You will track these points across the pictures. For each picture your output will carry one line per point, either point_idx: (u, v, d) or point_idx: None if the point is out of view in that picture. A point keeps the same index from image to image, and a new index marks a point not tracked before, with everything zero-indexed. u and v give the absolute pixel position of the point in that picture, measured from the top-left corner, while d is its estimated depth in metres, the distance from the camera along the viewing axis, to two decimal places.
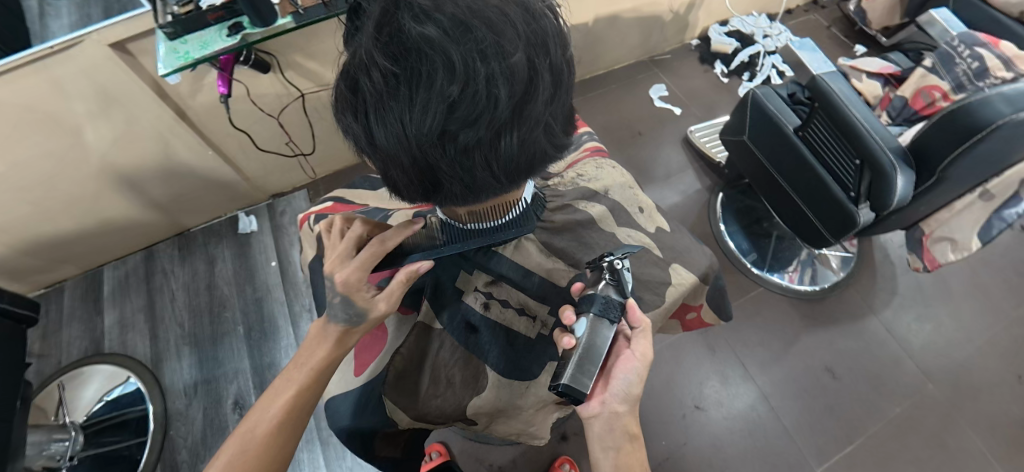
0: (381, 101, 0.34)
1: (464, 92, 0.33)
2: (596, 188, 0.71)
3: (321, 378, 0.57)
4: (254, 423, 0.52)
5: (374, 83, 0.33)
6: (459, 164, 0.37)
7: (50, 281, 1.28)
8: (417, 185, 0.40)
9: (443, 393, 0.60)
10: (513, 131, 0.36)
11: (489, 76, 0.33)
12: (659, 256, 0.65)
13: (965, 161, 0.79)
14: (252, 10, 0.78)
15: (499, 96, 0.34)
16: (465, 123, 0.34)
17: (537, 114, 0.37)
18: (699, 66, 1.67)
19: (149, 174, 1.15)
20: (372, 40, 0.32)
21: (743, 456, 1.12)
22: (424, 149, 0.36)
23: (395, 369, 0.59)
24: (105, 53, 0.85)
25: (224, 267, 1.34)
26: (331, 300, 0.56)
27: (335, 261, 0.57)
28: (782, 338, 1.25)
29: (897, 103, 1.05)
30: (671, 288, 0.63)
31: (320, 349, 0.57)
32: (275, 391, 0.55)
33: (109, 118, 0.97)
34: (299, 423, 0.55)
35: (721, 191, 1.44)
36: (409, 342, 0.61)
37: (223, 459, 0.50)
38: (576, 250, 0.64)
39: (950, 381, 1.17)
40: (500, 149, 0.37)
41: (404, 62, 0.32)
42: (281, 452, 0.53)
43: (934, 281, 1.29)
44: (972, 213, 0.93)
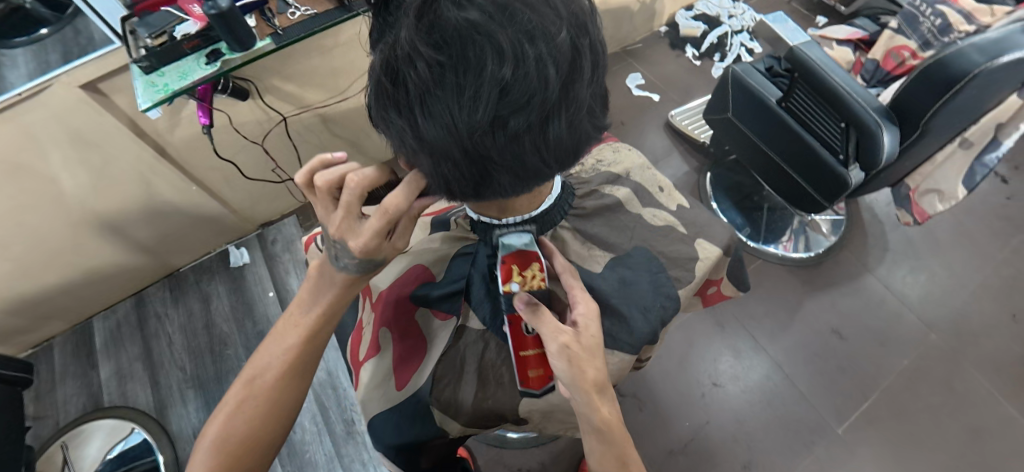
0: (428, 93, 0.33)
1: (514, 75, 0.32)
2: (617, 171, 0.72)
3: (326, 325, 0.56)
4: (263, 367, 0.54)
5: (420, 75, 0.32)
6: (510, 152, 0.36)
7: (37, 340, 1.23)
8: (465, 178, 0.39)
9: (493, 395, 0.59)
10: (561, 113, 0.36)
11: (538, 57, 0.32)
12: (684, 233, 0.67)
13: (944, 112, 0.81)
14: (229, 34, 0.71)
15: (549, 77, 0.33)
16: (516, 108, 0.34)
17: (581, 93, 0.36)
18: (671, 52, 1.70)
19: (132, 217, 1.11)
20: (415, 31, 0.32)
21: (766, 427, 1.14)
22: (475, 139, 0.35)
23: (439, 377, 0.59)
24: (76, 95, 0.81)
25: (220, 304, 1.30)
26: (346, 259, 0.51)
27: (341, 228, 0.48)
28: (786, 306, 1.27)
29: (868, 66, 1.08)
30: (700, 263, 0.65)
31: (320, 295, 0.56)
32: (281, 337, 0.56)
33: (87, 162, 0.93)
34: (307, 368, 0.56)
35: (708, 171, 1.47)
36: (451, 348, 0.61)
37: (236, 404, 0.53)
38: (609, 235, 0.65)
39: (950, 329, 1.21)
40: (548, 132, 0.37)
41: (450, 50, 0.31)
42: (292, 395, 0.55)
43: (922, 233, 1.34)
44: (954, 162, 0.97)
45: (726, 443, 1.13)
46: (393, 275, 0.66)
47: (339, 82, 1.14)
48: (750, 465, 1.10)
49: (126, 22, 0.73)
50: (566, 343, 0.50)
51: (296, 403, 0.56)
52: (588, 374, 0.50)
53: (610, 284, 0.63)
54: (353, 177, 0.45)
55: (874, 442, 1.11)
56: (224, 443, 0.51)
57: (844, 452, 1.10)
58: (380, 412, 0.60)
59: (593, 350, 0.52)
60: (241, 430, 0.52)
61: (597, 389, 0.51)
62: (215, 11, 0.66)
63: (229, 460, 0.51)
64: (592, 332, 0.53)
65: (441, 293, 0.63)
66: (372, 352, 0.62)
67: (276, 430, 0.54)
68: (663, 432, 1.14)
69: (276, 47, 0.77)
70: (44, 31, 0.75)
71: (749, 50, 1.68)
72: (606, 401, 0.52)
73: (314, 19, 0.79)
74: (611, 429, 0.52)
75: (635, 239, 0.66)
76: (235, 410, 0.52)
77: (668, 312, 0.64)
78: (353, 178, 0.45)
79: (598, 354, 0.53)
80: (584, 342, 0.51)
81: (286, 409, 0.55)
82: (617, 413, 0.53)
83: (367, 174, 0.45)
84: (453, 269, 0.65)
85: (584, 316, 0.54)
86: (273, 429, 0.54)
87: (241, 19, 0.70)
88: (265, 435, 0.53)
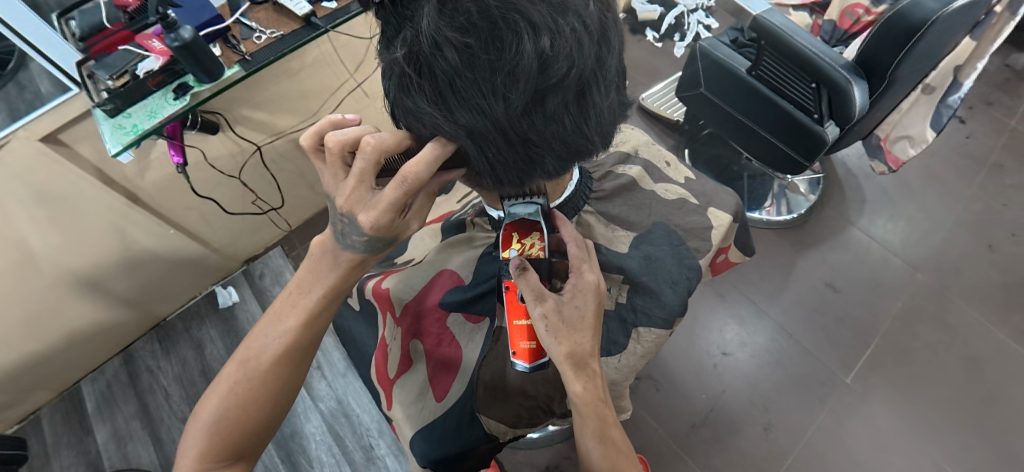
0: (463, 77, 0.34)
1: (551, 51, 0.33)
2: (626, 150, 0.73)
3: (328, 309, 0.54)
4: (259, 351, 0.52)
5: (452, 62, 0.33)
6: (549, 125, 0.38)
7: (24, 413, 1.16)
8: (506, 160, 0.40)
9: (539, 397, 0.60)
10: (594, 82, 0.37)
11: (569, 27, 0.33)
12: (696, 204, 0.69)
13: (909, 60, 0.84)
14: (197, 66, 0.65)
15: (582, 46, 0.34)
16: (554, 81, 0.34)
17: (610, 61, 0.38)
18: (632, 38, 1.73)
19: (110, 271, 1.06)
20: (441, 19, 0.32)
21: (779, 387, 1.16)
22: (514, 116, 0.36)
23: (485, 382, 0.58)
24: (37, 149, 0.76)
25: (215, 347, 1.25)
26: (355, 237, 0.48)
27: (350, 199, 0.45)
28: (779, 268, 1.30)
29: (827, 27, 1.13)
30: (715, 231, 0.68)
31: (323, 275, 0.53)
32: (279, 318, 0.53)
33: (56, 220, 0.88)
34: (304, 354, 0.54)
35: (686, 148, 1.50)
36: (491, 351, 0.59)
37: (230, 386, 0.51)
38: (629, 214, 0.67)
39: (935, 267, 1.27)
40: (583, 103, 0.38)
41: (480, 32, 0.32)
42: (288, 381, 0.53)
43: (895, 181, 1.40)
44: (920, 107, 1.03)
45: (743, 409, 1.15)
46: (423, 280, 0.65)
47: (311, 103, 1.11)
48: (769, 426, 1.12)
49: (82, 67, 0.64)
50: (545, 312, 0.46)
51: (292, 388, 0.54)
52: (565, 346, 0.46)
53: (636, 261, 0.65)
54: (368, 140, 0.41)
55: (882, 386, 1.15)
56: (216, 424, 0.49)
57: (856, 400, 1.13)
58: (418, 432, 0.58)
59: (576, 325, 0.47)
60: (234, 413, 0.50)
61: (572, 361, 0.47)
62: (178, 43, 0.61)
63: (222, 443, 0.49)
64: (579, 306, 0.48)
65: (473, 294, 0.63)
66: (404, 367, 0.61)
67: (271, 415, 0.52)
68: (681, 407, 1.15)
69: (246, 74, 0.71)
70: None
71: (706, 27, 1.71)
72: (582, 376, 0.48)
73: (282, 41, 0.74)
74: (585, 405, 0.49)
75: (653, 216, 0.68)
76: (228, 392, 0.50)
77: (686, 285, 0.65)
78: (368, 141, 0.41)
79: (585, 330, 0.48)
80: (567, 315, 0.47)
81: (281, 393, 0.53)
82: (595, 390, 0.49)
83: (384, 138, 0.42)
84: (480, 269, 0.64)
85: (575, 288, 0.48)
86: (267, 413, 0.52)
87: (206, 47, 0.65)
88: (258, 420, 0.51)
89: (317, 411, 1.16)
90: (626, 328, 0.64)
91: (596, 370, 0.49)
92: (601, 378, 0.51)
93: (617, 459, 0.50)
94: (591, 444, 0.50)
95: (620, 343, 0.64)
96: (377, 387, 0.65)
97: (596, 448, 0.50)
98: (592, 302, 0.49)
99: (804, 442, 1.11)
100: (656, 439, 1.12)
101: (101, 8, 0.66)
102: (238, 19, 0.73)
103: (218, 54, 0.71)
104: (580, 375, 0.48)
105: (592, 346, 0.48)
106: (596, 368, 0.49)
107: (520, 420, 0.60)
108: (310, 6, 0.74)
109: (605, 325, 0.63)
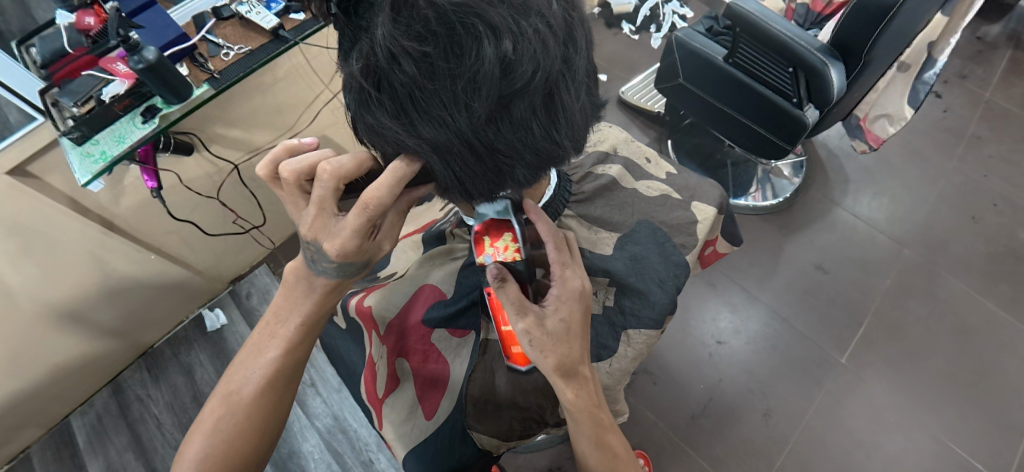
0: (422, 89, 0.33)
1: (515, 54, 0.32)
2: (605, 150, 0.72)
3: (308, 337, 0.53)
4: (240, 384, 0.51)
5: (411, 73, 0.32)
6: (516, 132, 0.37)
7: (13, 453, 1.13)
8: (476, 172, 0.39)
9: (531, 408, 0.59)
10: (562, 84, 0.36)
11: (532, 29, 0.32)
12: (679, 199, 0.69)
13: (884, 39, 0.85)
14: (164, 86, 0.63)
15: (546, 48, 0.33)
16: (519, 86, 0.33)
17: (578, 64, 0.37)
18: (608, 31, 1.73)
19: (91, 303, 1.03)
20: (397, 27, 0.31)
21: (776, 373, 1.16)
22: (478, 126, 0.35)
23: (473, 397, 0.57)
24: (5, 182, 0.74)
25: (205, 371, 1.23)
26: (325, 264, 0.47)
27: (313, 227, 0.45)
28: (769, 253, 1.31)
29: (800, 10, 1.11)
30: (700, 225, 0.67)
31: (300, 303, 0.52)
32: (258, 349, 0.52)
33: (30, 254, 0.85)
34: (287, 383, 0.53)
35: (668, 139, 1.50)
36: (479, 364, 0.59)
37: (214, 422, 0.49)
38: (611, 214, 0.67)
39: (921, 242, 1.28)
40: (552, 108, 0.37)
41: (439, 40, 0.31)
42: (273, 412, 0.52)
43: (876, 159, 1.41)
44: (896, 85, 1.04)
45: (742, 396, 1.15)
46: (404, 297, 0.64)
47: (286, 117, 1.09)
48: (769, 412, 1.12)
49: (45, 95, 0.62)
50: (528, 328, 0.45)
51: (279, 418, 0.53)
52: (552, 359, 0.45)
53: (623, 262, 0.64)
54: (325, 168, 0.41)
55: (876, 363, 1.15)
56: (203, 463, 0.48)
57: (852, 380, 1.14)
58: (410, 452, 0.57)
59: (562, 336, 0.46)
60: (219, 450, 0.49)
61: (561, 372, 0.46)
62: (142, 65, 0.59)
63: None
64: (564, 317, 0.46)
65: (455, 309, 0.61)
66: (392, 386, 0.60)
67: (259, 447, 0.51)
68: (680, 399, 1.15)
69: (216, 92, 0.70)
70: None
71: (681, 17, 1.72)
72: (573, 384, 0.47)
73: (251, 56, 0.72)
74: (580, 413, 0.48)
75: (637, 214, 0.67)
76: (213, 428, 0.49)
77: (672, 282, 0.65)
78: (324, 168, 0.41)
79: (572, 339, 0.46)
80: (552, 328, 0.45)
81: (267, 424, 0.51)
82: (588, 398, 0.48)
83: (342, 164, 0.42)
84: (461, 282, 0.63)
85: (557, 298, 0.47)
86: (255, 447, 0.51)
87: (171, 67, 0.63)
88: (246, 453, 0.50)
89: (314, 429, 1.14)
90: (616, 332, 0.63)
91: (588, 377, 0.49)
92: (594, 383, 0.50)
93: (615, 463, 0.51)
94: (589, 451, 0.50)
95: (611, 347, 0.63)
96: (368, 406, 0.64)
97: (593, 452, 0.50)
98: (578, 311, 0.47)
99: (804, 425, 1.11)
100: (657, 432, 1.12)
101: (62, 33, 0.63)
102: (204, 37, 0.71)
103: (185, 72, 0.69)
104: (572, 383, 0.47)
105: (581, 355, 0.46)
106: (587, 375, 0.48)
107: (513, 432, 0.59)
108: (277, 19, 0.72)
109: (595, 329, 0.63)
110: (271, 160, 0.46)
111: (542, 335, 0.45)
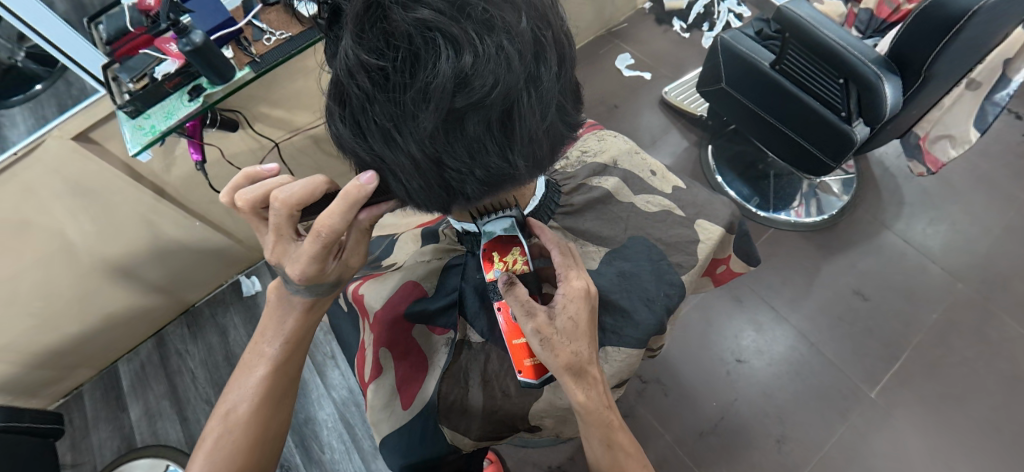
0: (377, 99, 0.34)
1: (470, 70, 0.32)
2: (605, 161, 0.71)
3: (295, 351, 0.57)
4: (235, 402, 0.54)
5: (368, 83, 0.33)
6: (469, 147, 0.36)
7: (67, 389, 1.25)
8: (427, 182, 0.40)
9: (505, 412, 0.61)
10: (525, 104, 0.36)
11: (494, 48, 0.32)
12: (682, 215, 0.67)
13: (948, 55, 0.77)
14: (209, 67, 0.68)
15: (506, 68, 0.33)
16: (473, 101, 0.33)
17: (547, 88, 0.37)
18: (658, 27, 1.67)
19: (141, 260, 1.12)
20: (360, 38, 0.32)
21: (796, 399, 1.11)
22: (427, 138, 0.35)
23: (444, 394, 0.59)
24: (70, 146, 0.81)
25: (238, 334, 1.33)
26: (296, 286, 0.52)
27: (275, 252, 0.49)
28: (804, 272, 1.24)
29: (863, 16, 1.04)
30: (702, 245, 0.65)
31: (288, 319, 0.56)
32: (248, 369, 0.56)
33: (90, 213, 0.94)
34: (279, 396, 0.57)
35: (709, 144, 1.44)
36: (453, 364, 0.61)
37: (214, 441, 0.53)
38: (602, 228, 0.66)
39: (978, 276, 1.18)
40: (510, 129, 0.37)
41: (397, 53, 0.32)
42: (268, 426, 0.56)
43: (937, 182, 1.30)
44: (963, 105, 0.94)
45: (756, 418, 1.10)
46: (391, 289, 0.65)
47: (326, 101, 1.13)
48: (783, 439, 1.08)
49: (108, 70, 0.68)
50: (538, 327, 0.47)
51: (274, 431, 0.57)
52: (562, 358, 0.48)
53: (609, 278, 0.63)
54: (276, 196, 0.43)
55: (910, 402, 1.08)
56: None
57: (879, 416, 1.07)
58: (388, 440, 0.60)
59: (572, 333, 0.49)
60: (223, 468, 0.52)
61: (571, 372, 0.48)
62: (190, 47, 0.63)
63: None
64: (572, 315, 0.49)
65: (437, 307, 0.63)
66: (375, 372, 0.61)
67: (258, 461, 0.55)
68: (690, 414, 1.12)
69: (256, 75, 0.74)
70: (38, 87, 0.72)
71: (737, 16, 1.65)
72: (581, 385, 0.49)
73: (291, 41, 0.74)
74: (590, 413, 0.51)
75: (631, 229, 0.66)
76: (213, 447, 0.53)
77: (671, 300, 0.63)
78: (276, 196, 0.44)
79: (580, 337, 0.49)
80: (561, 325, 0.48)
81: (264, 437, 0.55)
82: (597, 397, 0.51)
83: (293, 190, 0.44)
84: (445, 282, 0.65)
85: (565, 298, 0.49)
86: (254, 462, 0.55)
87: (217, 51, 0.67)
88: (248, 468, 0.54)
89: (329, 400, 1.20)
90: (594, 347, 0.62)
91: (597, 377, 0.51)
92: (604, 384, 0.52)
93: (624, 461, 0.53)
94: (599, 450, 0.53)
95: None
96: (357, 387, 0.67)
97: (603, 452, 0.53)
98: (585, 310, 0.50)
99: (819, 457, 1.06)
100: (662, 444, 1.10)
101: (126, 12, 0.68)
102: (250, 21, 0.75)
103: (230, 55, 0.73)
104: (581, 384, 0.50)
105: (589, 355, 0.49)
106: (596, 376, 0.51)
107: (484, 432, 0.61)
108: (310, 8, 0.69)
109: None
110: (231, 188, 0.49)
111: (558, 326, 0.48)
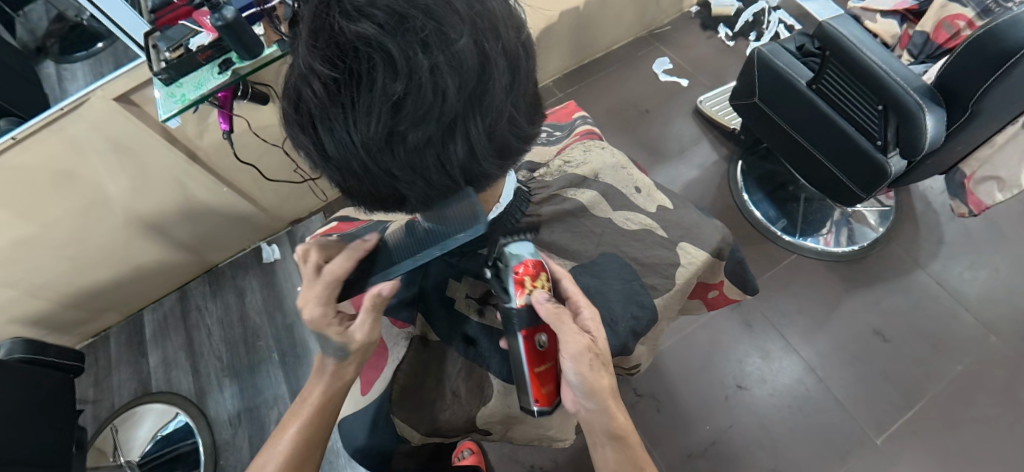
0: (327, 108, 0.36)
1: (408, 89, 0.35)
2: (585, 173, 0.71)
3: (323, 415, 0.56)
4: (263, 462, 0.53)
5: (318, 91, 0.36)
6: (412, 159, 0.39)
7: (96, 330, 1.35)
8: (375, 187, 0.42)
9: (451, 409, 0.62)
10: (465, 120, 0.38)
11: (432, 67, 0.34)
12: (663, 236, 0.66)
13: (1000, 90, 0.71)
14: (238, 42, 0.69)
15: (444, 88, 0.35)
16: (412, 117, 0.36)
17: (490, 104, 0.39)
18: (702, 33, 1.61)
19: (171, 219, 1.19)
20: (312, 49, 0.34)
21: (794, 434, 1.07)
22: (372, 149, 0.37)
23: (399, 385, 0.62)
24: (111, 107, 0.87)
25: (253, 297, 1.39)
26: None
27: None
28: (822, 304, 1.18)
29: (917, 40, 0.97)
30: (680, 269, 0.64)
31: (320, 383, 0.57)
32: (279, 432, 0.55)
33: (127, 172, 1.01)
34: (306, 460, 0.55)
35: (739, 159, 1.38)
36: (410, 358, 0.64)
37: None
38: (571, 242, 0.66)
39: (1013, 330, 1.09)
40: (452, 143, 0.39)
41: (344, 66, 0.34)
42: None
43: (983, 224, 1.21)
44: (1017, 145, 0.87)
45: (749, 448, 1.07)
46: None
47: None
48: None
49: (148, 37, 0.73)
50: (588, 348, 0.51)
51: None
52: (605, 377, 0.53)
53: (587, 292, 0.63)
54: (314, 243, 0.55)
55: (918, 454, 1.02)
56: None
57: (882, 463, 1.02)
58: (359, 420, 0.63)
59: (607, 354, 0.54)
60: None
61: (611, 392, 0.53)
62: (221, 22, 0.65)
63: None
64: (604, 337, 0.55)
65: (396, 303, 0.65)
66: None
67: None
68: (680, 434, 1.10)
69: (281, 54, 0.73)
70: (100, 44, 0.82)
71: (788, 27, 1.57)
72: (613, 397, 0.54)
73: None
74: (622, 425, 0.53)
75: (603, 246, 0.66)
76: None
77: (646, 320, 0.64)
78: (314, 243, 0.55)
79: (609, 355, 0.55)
80: (601, 347, 0.53)
81: None
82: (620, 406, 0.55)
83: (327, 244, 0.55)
84: None
85: (594, 321, 0.55)
86: None
87: (247, 27, 0.68)
88: None
89: None
90: None
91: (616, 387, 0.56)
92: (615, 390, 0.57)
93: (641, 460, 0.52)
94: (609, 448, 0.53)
95: None
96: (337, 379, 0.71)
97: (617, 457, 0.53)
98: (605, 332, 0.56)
99: None
100: None
101: None
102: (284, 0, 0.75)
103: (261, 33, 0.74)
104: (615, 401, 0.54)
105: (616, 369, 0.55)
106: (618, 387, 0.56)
107: (437, 427, 0.61)
108: None
109: None
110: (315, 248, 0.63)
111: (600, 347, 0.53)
